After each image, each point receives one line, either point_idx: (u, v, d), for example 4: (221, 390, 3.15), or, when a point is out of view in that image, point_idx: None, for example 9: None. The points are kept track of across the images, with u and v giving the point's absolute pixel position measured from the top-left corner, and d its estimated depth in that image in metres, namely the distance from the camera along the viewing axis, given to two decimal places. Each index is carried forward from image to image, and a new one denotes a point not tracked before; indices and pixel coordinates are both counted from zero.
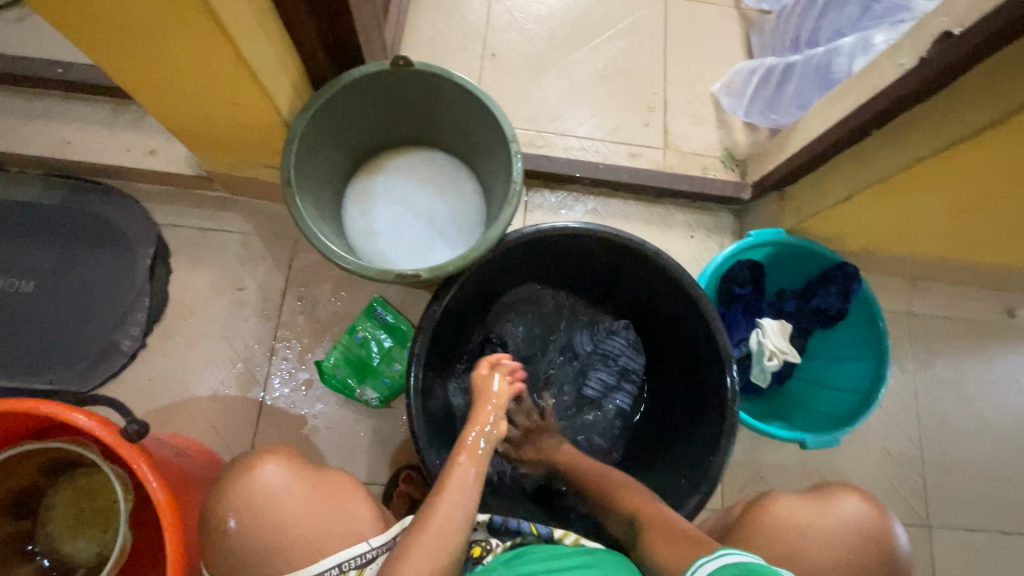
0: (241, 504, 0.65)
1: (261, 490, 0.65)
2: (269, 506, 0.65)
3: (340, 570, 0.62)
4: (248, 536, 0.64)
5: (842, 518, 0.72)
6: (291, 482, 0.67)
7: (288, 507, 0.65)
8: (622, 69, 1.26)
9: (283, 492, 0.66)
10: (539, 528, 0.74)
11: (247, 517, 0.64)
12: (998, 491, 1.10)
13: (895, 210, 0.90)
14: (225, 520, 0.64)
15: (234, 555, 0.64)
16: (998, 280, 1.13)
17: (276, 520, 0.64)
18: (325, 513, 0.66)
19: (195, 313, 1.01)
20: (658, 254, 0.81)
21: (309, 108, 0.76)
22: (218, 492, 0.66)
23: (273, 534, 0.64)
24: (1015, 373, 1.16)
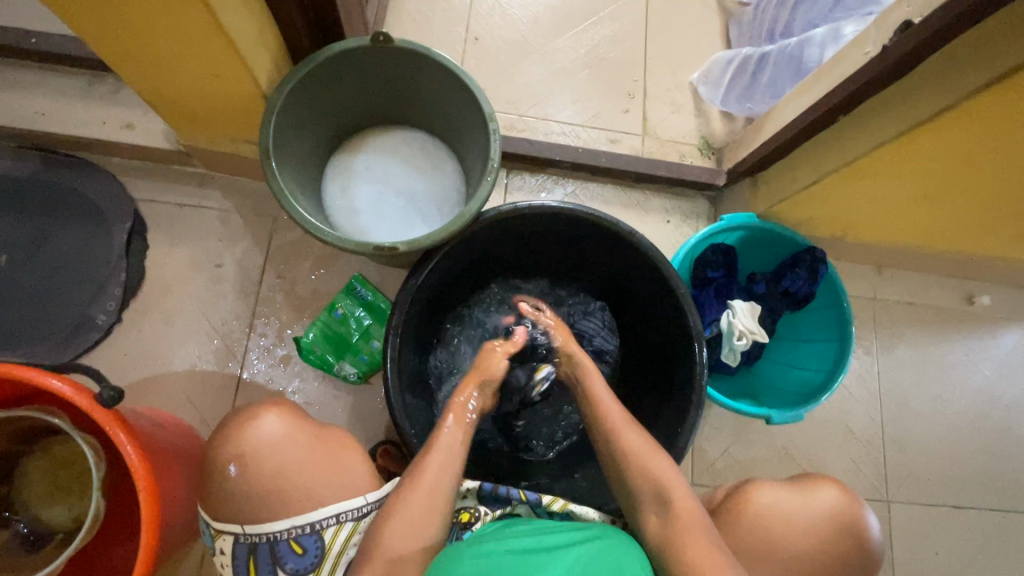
0: (245, 452, 0.68)
1: (265, 438, 0.68)
2: (273, 453, 0.68)
3: (336, 520, 0.66)
4: (247, 482, 0.67)
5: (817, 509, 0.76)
6: (294, 433, 0.70)
7: (290, 455, 0.68)
8: (603, 56, 1.27)
9: (286, 442, 0.69)
10: (527, 494, 0.76)
11: (250, 463, 0.67)
12: (953, 468, 1.15)
13: (861, 195, 0.94)
14: (228, 465, 0.68)
15: (234, 499, 0.67)
16: (958, 268, 1.18)
17: (278, 467, 0.67)
18: (325, 464, 0.69)
19: (172, 289, 1.01)
20: (632, 234, 0.83)
21: (288, 81, 0.77)
22: (226, 436, 0.69)
23: (275, 480, 0.67)
24: (972, 357, 1.21)
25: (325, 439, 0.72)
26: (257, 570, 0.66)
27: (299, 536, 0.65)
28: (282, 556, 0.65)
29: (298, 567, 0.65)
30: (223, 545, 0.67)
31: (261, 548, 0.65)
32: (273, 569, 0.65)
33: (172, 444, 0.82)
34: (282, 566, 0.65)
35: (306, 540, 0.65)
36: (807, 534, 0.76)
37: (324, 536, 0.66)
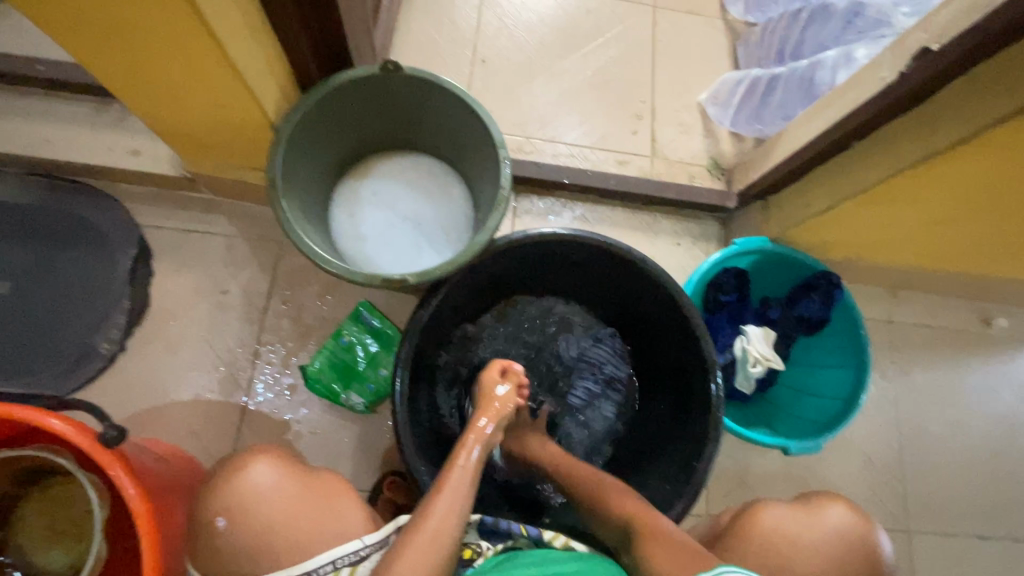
0: (233, 503, 0.65)
1: (254, 489, 0.66)
2: (262, 502, 0.66)
3: (333, 567, 0.63)
4: (238, 535, 0.64)
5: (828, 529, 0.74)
6: (282, 482, 0.68)
7: (281, 505, 0.66)
8: (610, 78, 1.27)
9: (275, 491, 0.67)
10: (529, 529, 0.74)
11: (240, 515, 0.65)
12: (975, 497, 1.12)
13: (878, 220, 0.92)
14: (216, 518, 0.65)
15: (227, 552, 0.64)
16: (974, 290, 1.16)
17: (269, 517, 0.65)
18: (318, 510, 0.67)
19: (176, 316, 0.99)
20: (645, 261, 0.82)
21: (296, 110, 0.76)
22: (212, 489, 0.67)
23: (266, 533, 0.65)
24: (990, 380, 1.18)
25: (315, 486, 0.69)
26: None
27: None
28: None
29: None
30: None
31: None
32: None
33: (172, 480, 0.80)
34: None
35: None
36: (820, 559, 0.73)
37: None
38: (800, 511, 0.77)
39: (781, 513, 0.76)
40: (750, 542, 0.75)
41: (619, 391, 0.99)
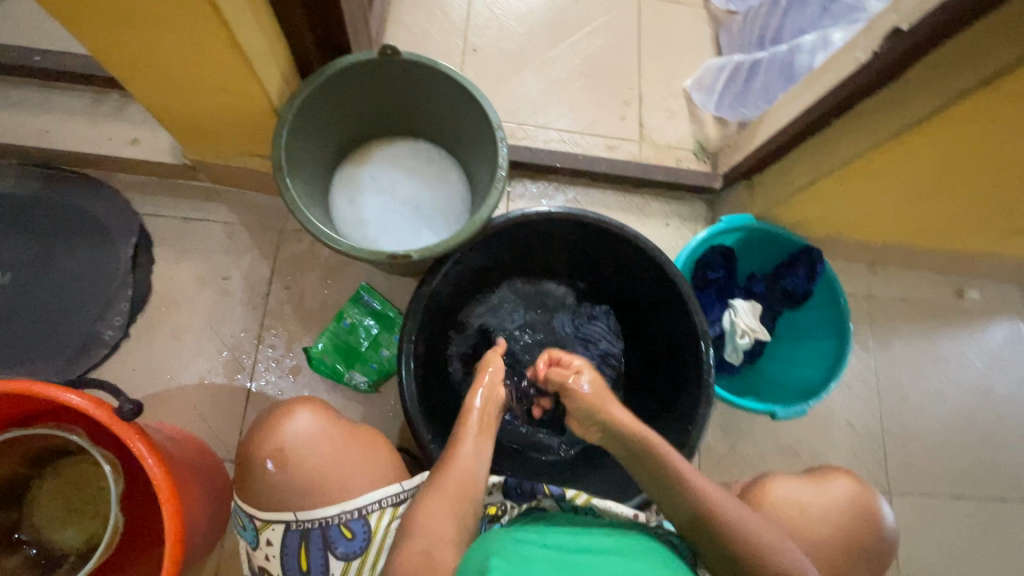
0: (284, 447, 0.69)
1: (303, 435, 0.70)
2: (310, 446, 0.69)
3: (379, 505, 0.67)
4: (290, 477, 0.68)
5: (842, 502, 0.77)
6: (329, 429, 0.72)
7: (328, 452, 0.70)
8: (599, 66, 1.30)
9: (323, 438, 0.71)
10: (551, 489, 0.76)
11: (291, 459, 0.69)
12: (952, 459, 1.18)
13: (857, 195, 0.97)
14: (267, 460, 0.68)
15: (275, 494, 0.68)
16: (948, 264, 1.22)
17: (318, 462, 0.69)
18: (362, 459, 0.71)
19: (179, 303, 1.01)
20: (637, 237, 0.85)
21: (299, 95, 0.78)
22: (262, 433, 0.71)
23: (316, 475, 0.68)
24: (964, 350, 1.25)
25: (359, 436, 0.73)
26: (308, 556, 0.66)
27: (348, 521, 0.66)
28: (333, 542, 0.66)
29: (348, 551, 0.66)
30: (272, 536, 0.67)
31: (312, 534, 0.66)
32: (325, 555, 0.66)
33: (186, 458, 0.82)
34: (333, 551, 0.66)
35: (354, 525, 0.66)
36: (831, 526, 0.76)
37: (369, 521, 0.67)
38: (810, 481, 0.79)
39: (792, 482, 0.78)
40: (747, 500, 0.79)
41: (614, 366, 1.02)
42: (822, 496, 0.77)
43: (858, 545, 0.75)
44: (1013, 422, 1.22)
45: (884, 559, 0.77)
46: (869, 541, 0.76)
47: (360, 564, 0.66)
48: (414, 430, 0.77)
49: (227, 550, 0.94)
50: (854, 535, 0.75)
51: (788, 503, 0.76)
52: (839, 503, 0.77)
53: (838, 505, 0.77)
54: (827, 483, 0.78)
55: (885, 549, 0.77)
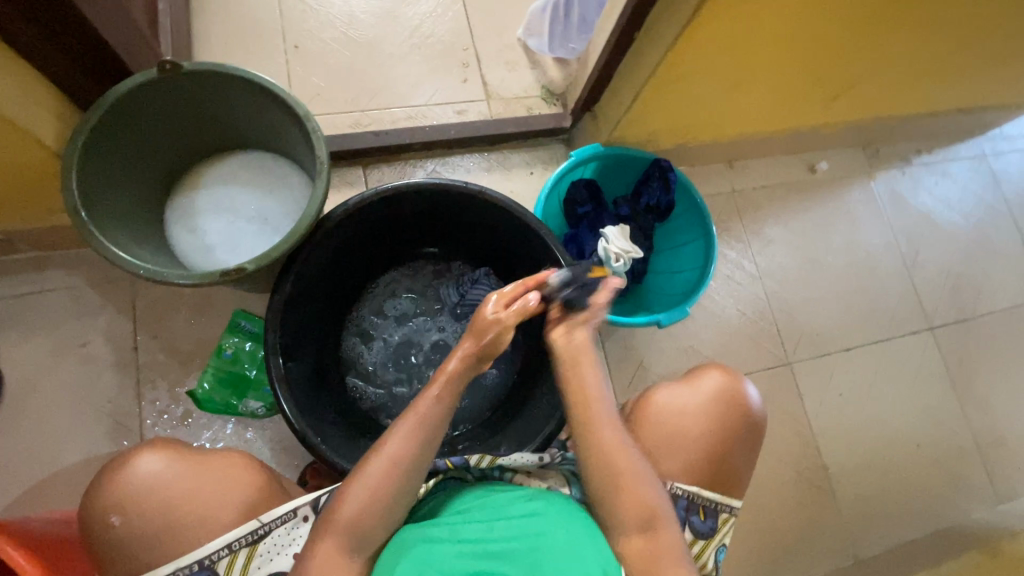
0: (123, 498, 0.66)
1: (142, 479, 0.66)
2: (152, 494, 0.66)
3: (229, 550, 0.67)
4: (135, 527, 0.66)
5: (709, 396, 0.84)
6: (173, 465, 0.68)
7: (173, 490, 0.67)
8: (428, 34, 1.29)
9: (164, 476, 0.67)
10: (454, 462, 0.77)
11: (132, 508, 0.66)
12: (837, 319, 1.29)
13: (681, 97, 1.01)
14: (108, 517, 0.65)
15: (127, 547, 0.66)
16: (793, 144, 1.31)
17: (163, 502, 0.66)
18: (213, 488, 0.68)
19: (39, 383, 0.94)
20: (481, 190, 0.86)
21: (78, 134, 0.73)
22: (99, 489, 0.66)
23: (163, 519, 0.66)
24: (827, 218, 1.35)
25: (208, 464, 0.70)
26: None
27: (189, 574, 0.66)
28: None
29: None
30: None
31: None
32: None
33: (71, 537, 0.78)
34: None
35: None
36: (703, 420, 0.83)
37: (217, 568, 0.67)
38: (685, 385, 0.85)
39: (669, 389, 0.85)
40: (642, 422, 0.84)
41: None
42: (693, 395, 0.84)
43: (729, 428, 0.83)
44: (882, 271, 1.34)
45: (758, 431, 0.85)
46: (738, 422, 0.84)
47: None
48: (298, 436, 0.75)
49: None
50: (724, 422, 0.83)
51: (665, 408, 0.83)
52: (708, 397, 0.84)
53: (708, 399, 0.84)
54: (700, 383, 0.85)
55: (756, 424, 0.85)
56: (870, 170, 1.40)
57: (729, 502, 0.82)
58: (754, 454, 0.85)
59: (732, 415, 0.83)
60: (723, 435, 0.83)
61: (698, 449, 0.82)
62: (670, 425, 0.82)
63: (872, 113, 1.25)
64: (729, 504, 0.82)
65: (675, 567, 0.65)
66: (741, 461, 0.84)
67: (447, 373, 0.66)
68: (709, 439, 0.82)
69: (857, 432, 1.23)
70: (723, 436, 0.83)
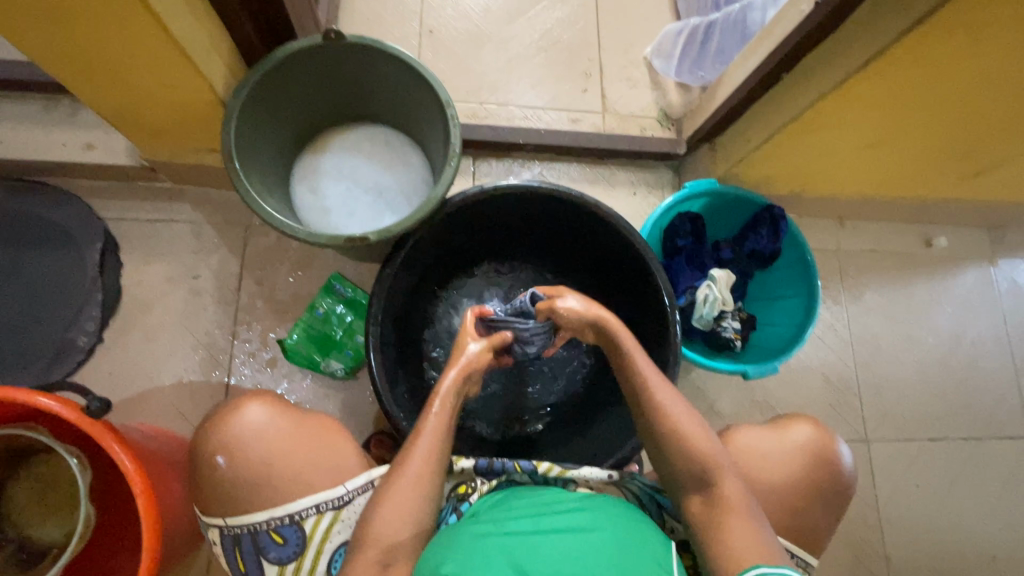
0: (230, 442, 0.69)
1: (250, 427, 0.70)
2: (257, 443, 0.70)
3: (316, 510, 0.68)
4: (236, 472, 0.69)
5: (797, 446, 0.81)
6: (278, 420, 0.72)
7: (275, 442, 0.70)
8: (557, 39, 1.29)
9: (269, 430, 0.70)
10: (523, 465, 0.77)
11: (236, 452, 0.69)
12: (927, 405, 1.21)
13: (814, 147, 0.98)
14: (214, 457, 0.69)
15: (227, 488, 0.68)
16: (914, 213, 1.24)
17: (264, 453, 0.69)
18: (311, 448, 0.71)
19: (151, 304, 1.01)
20: (598, 205, 0.85)
21: (244, 86, 0.78)
22: (211, 429, 0.71)
23: (262, 469, 0.69)
24: (935, 297, 1.27)
25: (307, 423, 0.73)
26: (245, 560, 0.69)
27: (278, 528, 0.68)
28: (264, 547, 0.68)
29: (282, 555, 0.68)
30: (213, 536, 0.70)
31: (243, 540, 0.68)
32: (258, 560, 0.68)
33: (164, 454, 0.82)
34: (266, 556, 0.68)
35: (285, 531, 0.68)
36: (788, 470, 0.80)
37: (303, 526, 0.68)
38: (770, 430, 0.82)
39: (753, 433, 0.82)
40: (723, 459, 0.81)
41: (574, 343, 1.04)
42: (781, 446, 0.81)
43: (815, 486, 0.80)
44: (985, 364, 1.25)
45: (844, 496, 0.81)
46: (825, 481, 0.80)
47: (296, 568, 0.68)
48: (382, 407, 0.77)
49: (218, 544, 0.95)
50: (812, 477, 0.80)
51: (748, 451, 0.80)
52: (796, 449, 0.81)
53: (798, 452, 0.81)
54: (788, 433, 0.82)
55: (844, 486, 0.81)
56: (992, 254, 1.31)
57: (805, 557, 0.79)
58: (829, 530, 0.81)
59: (819, 470, 0.80)
60: (809, 492, 0.79)
61: (780, 510, 0.79)
62: (755, 470, 0.79)
63: (1012, 198, 1.16)
64: (806, 560, 0.79)
65: (740, 523, 0.64)
66: (816, 534, 0.80)
67: (446, 390, 0.72)
68: (790, 503, 0.79)
69: (928, 528, 1.15)
70: (807, 496, 0.79)
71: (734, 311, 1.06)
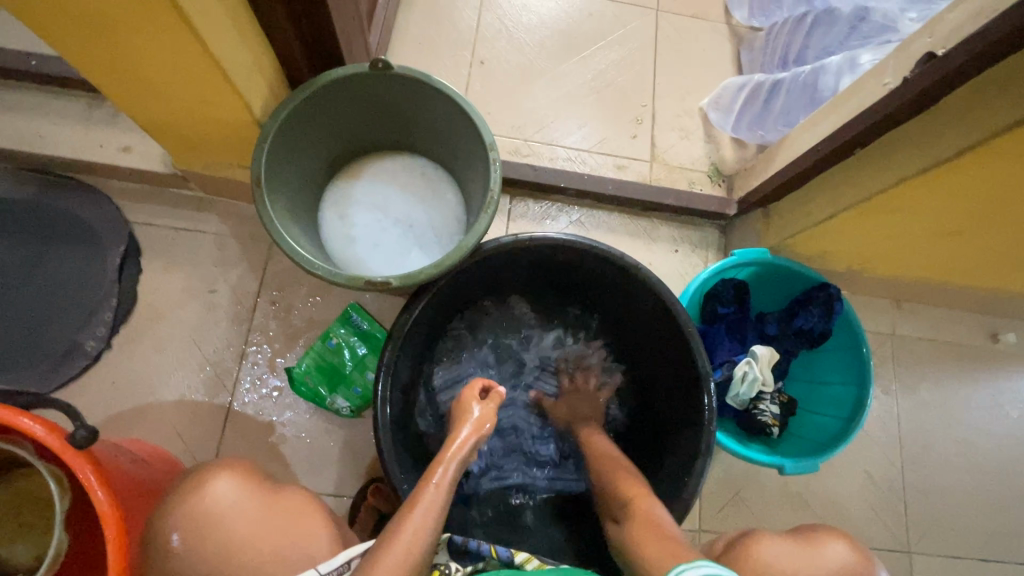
0: (189, 520, 0.62)
1: (214, 504, 0.63)
2: (222, 520, 0.63)
3: None
4: (193, 554, 0.61)
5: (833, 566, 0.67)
6: (247, 496, 0.65)
7: (240, 525, 0.63)
8: (610, 81, 1.25)
9: (238, 507, 0.64)
10: (500, 552, 0.69)
11: (196, 532, 0.62)
12: (980, 520, 1.08)
13: (879, 229, 0.90)
14: (170, 536, 0.62)
15: (180, 573, 0.61)
16: (981, 304, 1.13)
17: (228, 533, 0.62)
18: (281, 530, 0.65)
19: (165, 314, 0.98)
20: (639, 267, 0.79)
21: (283, 109, 0.74)
22: (170, 504, 0.64)
23: (221, 557, 0.61)
24: (997, 398, 1.15)
25: (279, 504, 0.67)
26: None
27: None
28: None
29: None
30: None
31: None
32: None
33: (149, 480, 0.78)
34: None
35: None
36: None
37: None
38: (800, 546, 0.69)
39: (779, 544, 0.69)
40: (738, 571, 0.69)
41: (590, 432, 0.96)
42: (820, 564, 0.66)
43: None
44: None
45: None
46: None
47: None
48: (382, 469, 0.71)
49: None
50: None
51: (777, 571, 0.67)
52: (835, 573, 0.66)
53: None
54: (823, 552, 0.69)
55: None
56: None
57: None
58: None
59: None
60: None
61: None
62: None
63: None
64: None
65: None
66: None
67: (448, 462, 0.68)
68: None
69: None
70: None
71: (773, 393, 0.97)
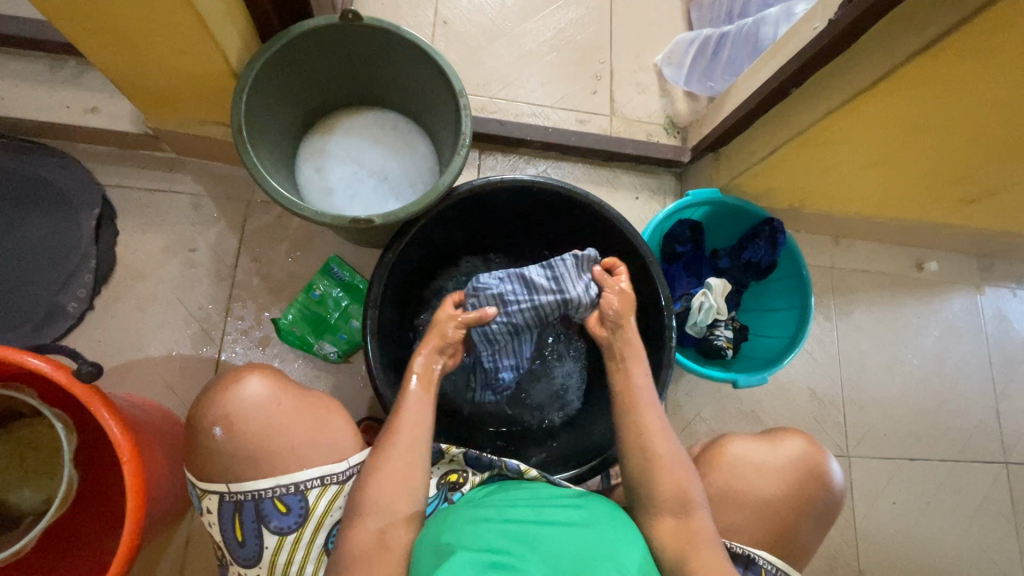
0: (229, 414, 0.70)
1: (251, 400, 0.70)
2: (257, 414, 0.70)
3: (321, 482, 0.69)
4: (235, 442, 0.69)
5: (784, 457, 0.82)
6: (279, 395, 0.72)
7: (274, 418, 0.70)
8: (570, 39, 1.30)
9: (271, 404, 0.71)
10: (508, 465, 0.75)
11: (236, 425, 0.69)
12: (909, 425, 1.23)
13: (817, 163, 0.99)
14: (212, 428, 0.69)
15: (221, 458, 0.69)
16: (908, 236, 1.26)
17: (262, 425, 0.70)
18: (310, 425, 0.72)
19: (146, 273, 1.00)
20: (601, 203, 0.86)
21: (258, 59, 0.77)
22: (210, 401, 0.71)
23: (261, 442, 0.69)
24: (922, 320, 1.29)
25: (308, 403, 0.73)
26: (243, 528, 0.68)
27: (283, 496, 0.68)
28: (266, 515, 0.68)
29: (283, 525, 0.68)
30: (210, 504, 0.70)
31: (246, 506, 0.68)
32: (259, 528, 0.68)
33: (149, 423, 0.82)
34: (267, 525, 0.68)
35: (290, 500, 0.68)
36: (775, 480, 0.81)
37: (307, 497, 0.69)
38: (764, 442, 0.84)
39: (746, 443, 0.84)
40: (707, 466, 0.83)
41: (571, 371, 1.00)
42: (773, 455, 0.83)
43: (804, 500, 0.81)
44: (967, 389, 1.27)
45: (832, 512, 0.83)
46: (816, 495, 0.82)
47: (296, 538, 0.68)
48: (376, 389, 0.76)
49: (197, 520, 0.94)
50: (800, 489, 0.81)
51: (739, 463, 0.82)
52: (787, 462, 0.82)
53: (786, 464, 0.82)
54: (779, 445, 0.84)
55: (831, 502, 0.83)
56: (980, 282, 1.33)
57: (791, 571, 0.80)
58: (813, 549, 0.83)
59: (805, 481, 0.82)
60: (796, 504, 0.81)
61: (766, 513, 0.80)
62: (742, 480, 0.81)
63: (1005, 229, 1.17)
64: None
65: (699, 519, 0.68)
66: (806, 533, 0.81)
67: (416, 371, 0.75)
68: (778, 507, 0.81)
69: (903, 547, 1.17)
70: (797, 509, 0.81)
71: (728, 320, 1.07)
